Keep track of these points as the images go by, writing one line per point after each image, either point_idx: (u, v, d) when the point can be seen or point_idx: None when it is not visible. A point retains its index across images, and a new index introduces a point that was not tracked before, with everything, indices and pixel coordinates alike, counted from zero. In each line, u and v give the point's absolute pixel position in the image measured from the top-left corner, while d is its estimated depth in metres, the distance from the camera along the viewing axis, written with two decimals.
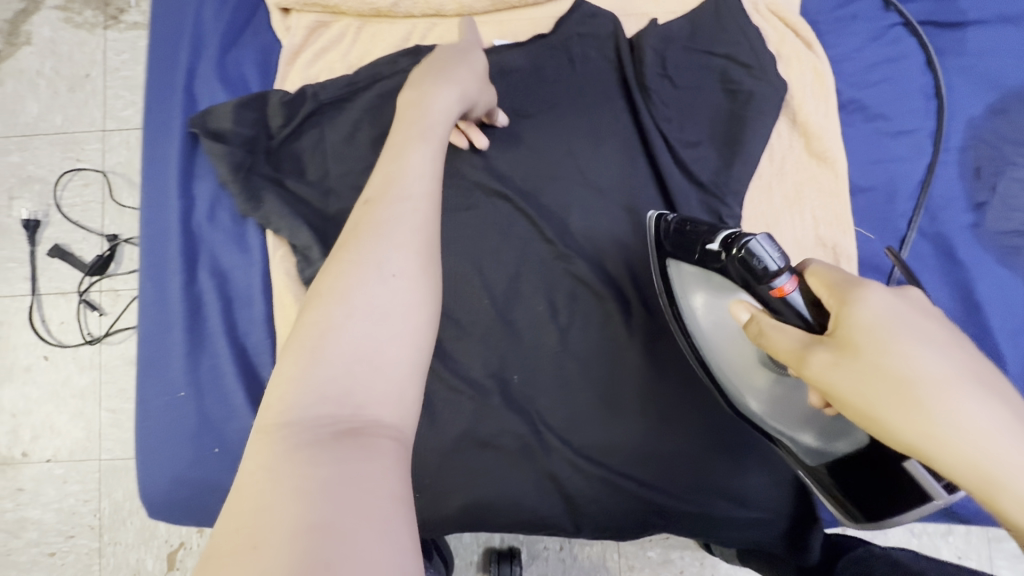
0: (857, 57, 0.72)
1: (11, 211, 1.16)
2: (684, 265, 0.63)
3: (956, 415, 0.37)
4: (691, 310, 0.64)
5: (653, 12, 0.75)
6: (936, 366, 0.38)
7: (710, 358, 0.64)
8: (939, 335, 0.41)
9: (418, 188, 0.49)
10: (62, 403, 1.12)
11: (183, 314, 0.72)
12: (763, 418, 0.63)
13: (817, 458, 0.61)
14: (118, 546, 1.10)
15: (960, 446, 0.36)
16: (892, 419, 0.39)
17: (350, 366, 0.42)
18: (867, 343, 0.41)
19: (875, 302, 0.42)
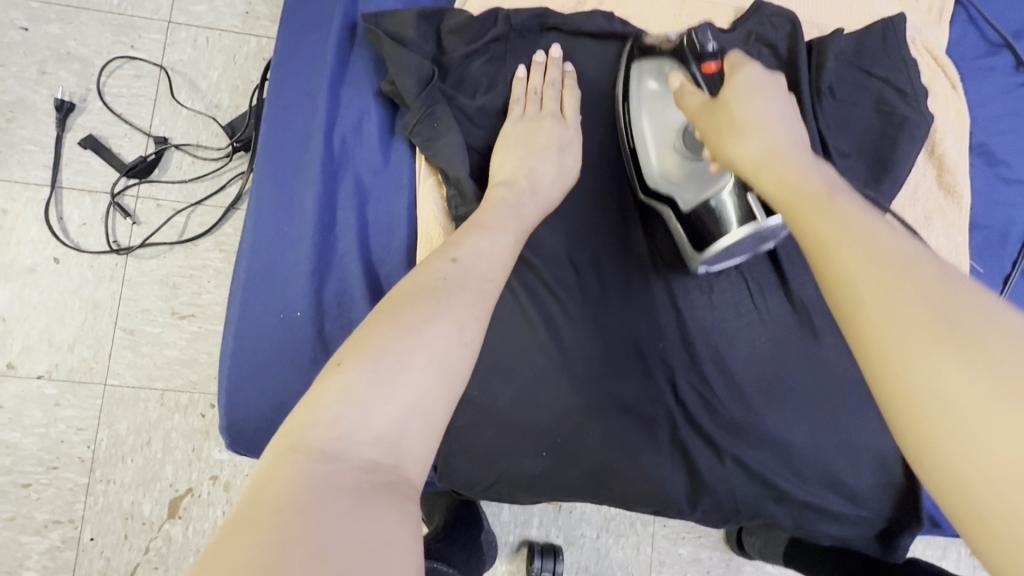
0: (989, 107, 0.79)
1: (40, 86, 1.01)
2: (646, 60, 0.69)
3: (762, 134, 0.49)
4: (641, 91, 0.68)
5: (822, 22, 0.78)
6: (765, 110, 0.51)
7: (636, 132, 0.68)
8: (779, 105, 0.52)
9: (497, 274, 0.52)
10: (68, 314, 0.98)
11: (315, 228, 0.65)
12: (660, 176, 0.66)
13: (693, 205, 0.64)
14: (111, 485, 0.96)
15: (756, 146, 0.48)
16: (726, 140, 0.51)
17: (406, 416, 0.41)
18: (734, 92, 0.53)
19: (751, 71, 0.54)
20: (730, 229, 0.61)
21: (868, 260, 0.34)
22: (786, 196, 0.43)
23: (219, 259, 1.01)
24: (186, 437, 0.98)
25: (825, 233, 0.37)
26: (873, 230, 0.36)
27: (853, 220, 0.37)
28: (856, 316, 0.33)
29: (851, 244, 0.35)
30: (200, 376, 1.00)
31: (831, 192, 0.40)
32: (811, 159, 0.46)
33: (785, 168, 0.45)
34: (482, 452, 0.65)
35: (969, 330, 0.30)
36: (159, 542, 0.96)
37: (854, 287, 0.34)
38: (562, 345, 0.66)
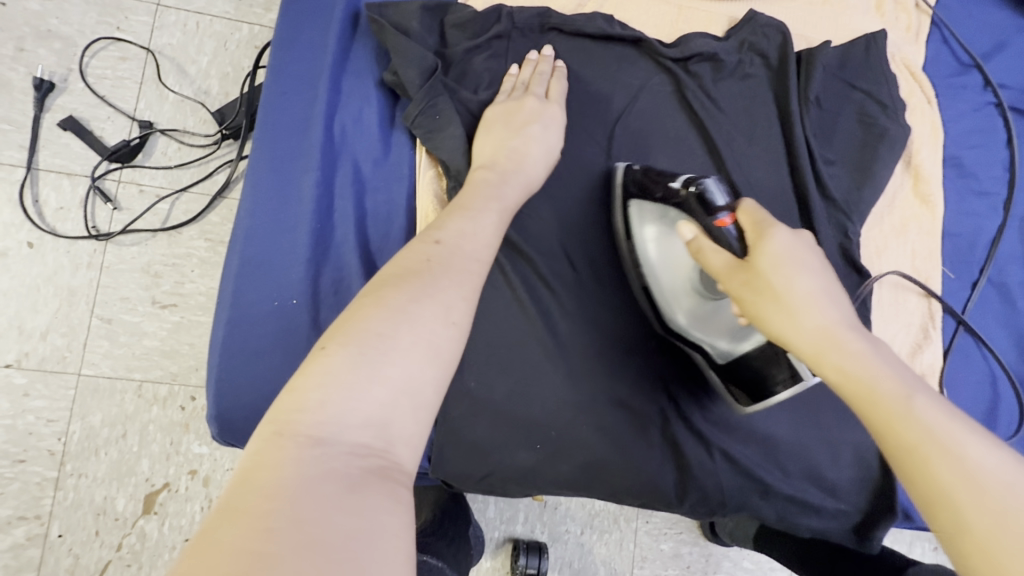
0: (961, 122, 0.83)
1: (17, 64, 0.97)
2: (646, 203, 0.67)
3: (813, 318, 0.46)
4: (644, 242, 0.67)
5: (809, 36, 0.82)
6: (805, 285, 0.47)
7: (649, 282, 0.67)
8: (816, 265, 0.49)
9: (484, 253, 0.52)
10: (41, 301, 0.94)
11: (313, 215, 0.65)
12: (686, 329, 0.66)
13: (729, 356, 0.64)
14: (83, 479, 0.92)
15: (810, 333, 0.45)
16: (769, 317, 0.48)
17: (394, 398, 0.41)
18: (768, 266, 0.48)
19: (782, 239, 0.50)
20: (780, 389, 0.61)
21: (961, 483, 0.36)
22: (858, 399, 0.42)
23: (204, 248, 0.99)
24: (164, 430, 0.95)
25: (915, 442, 0.38)
26: (962, 446, 0.37)
27: (941, 437, 0.38)
28: (959, 532, 0.35)
29: (950, 472, 0.36)
30: (180, 367, 0.97)
31: (908, 394, 0.40)
32: (873, 341, 0.44)
33: (848, 359, 0.43)
34: (476, 443, 0.65)
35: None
36: (132, 539, 0.92)
37: (960, 517, 0.35)
38: (557, 338, 0.67)
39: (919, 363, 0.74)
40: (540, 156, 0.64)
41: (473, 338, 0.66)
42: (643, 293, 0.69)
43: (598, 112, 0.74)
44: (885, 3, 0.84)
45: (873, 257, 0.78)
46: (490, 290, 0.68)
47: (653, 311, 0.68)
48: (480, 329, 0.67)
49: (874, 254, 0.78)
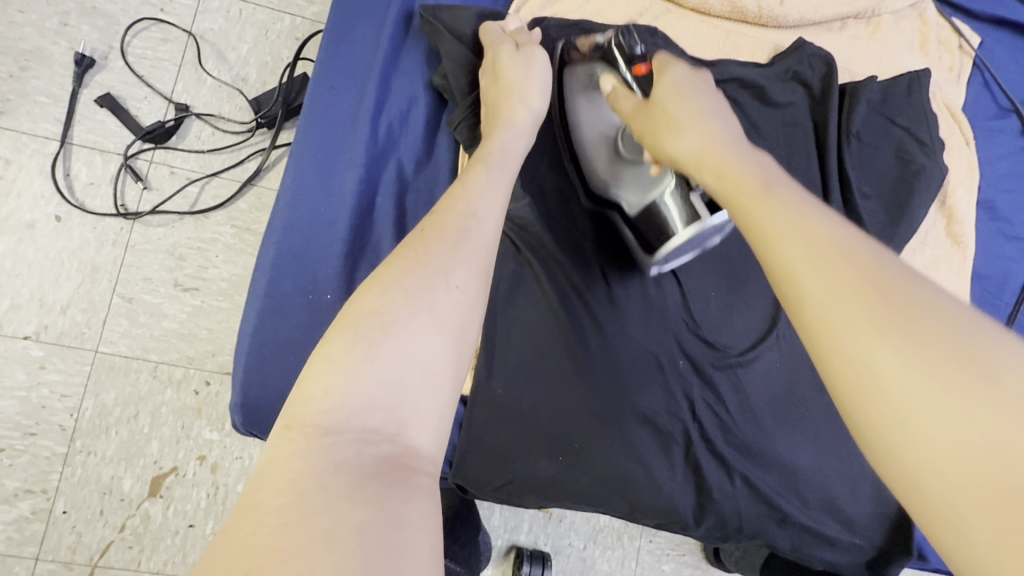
0: (997, 166, 0.84)
1: (59, 38, 0.97)
2: (575, 67, 0.70)
3: (702, 129, 0.47)
4: (574, 101, 0.70)
5: (853, 69, 0.82)
6: (697, 105, 0.49)
7: (575, 137, 0.70)
8: (711, 101, 0.50)
9: (482, 209, 0.51)
10: (64, 275, 0.94)
11: (352, 211, 0.66)
12: (605, 186, 0.69)
13: (639, 210, 0.66)
14: (91, 457, 0.92)
15: (694, 143, 0.46)
16: (661, 137, 0.50)
17: (402, 375, 0.40)
18: (664, 93, 0.52)
19: (678, 72, 0.53)
20: (678, 232, 0.63)
21: (804, 246, 0.35)
22: (724, 189, 0.42)
23: (230, 235, 0.99)
24: (176, 414, 0.95)
25: (765, 224, 0.37)
26: (814, 217, 0.36)
27: (792, 214, 0.37)
28: (800, 303, 0.34)
29: (791, 236, 0.35)
30: (197, 352, 0.96)
31: (767, 183, 0.40)
32: (752, 147, 0.46)
33: (724, 163, 0.43)
34: (497, 451, 0.65)
35: (906, 318, 0.30)
36: (136, 520, 0.92)
37: (799, 279, 0.34)
38: (586, 350, 0.67)
39: None
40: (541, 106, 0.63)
41: (504, 340, 0.66)
42: (570, 155, 0.72)
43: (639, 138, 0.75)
44: (929, 42, 0.85)
45: None
46: (520, 298, 0.68)
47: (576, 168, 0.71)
48: (511, 334, 0.67)
49: None
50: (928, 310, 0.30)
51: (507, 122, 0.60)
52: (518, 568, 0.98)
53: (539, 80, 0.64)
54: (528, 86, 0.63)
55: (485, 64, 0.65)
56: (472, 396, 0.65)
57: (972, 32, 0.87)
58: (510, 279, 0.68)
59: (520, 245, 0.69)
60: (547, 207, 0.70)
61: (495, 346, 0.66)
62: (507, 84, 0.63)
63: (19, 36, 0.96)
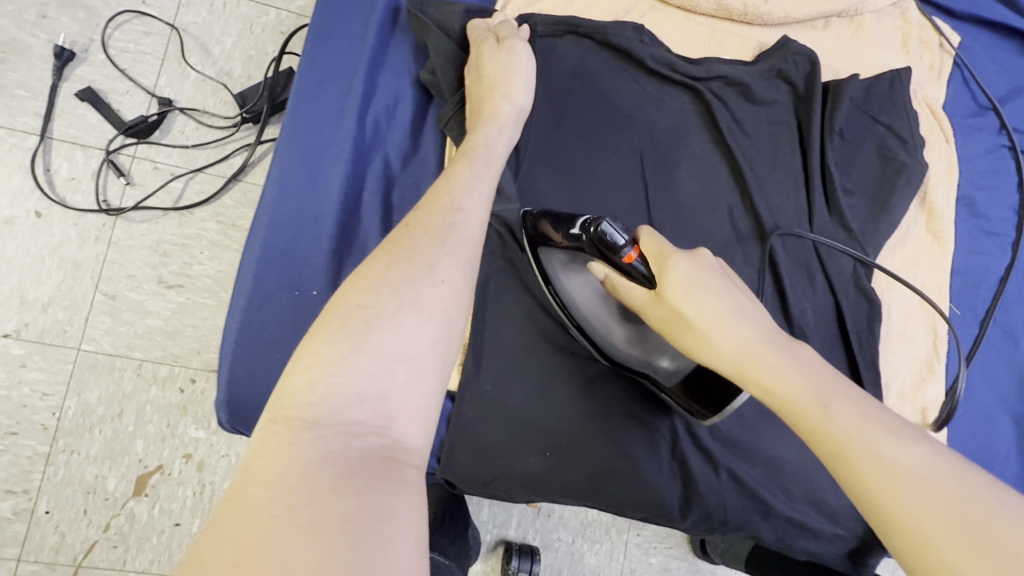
0: (976, 163, 0.85)
1: (38, 30, 0.95)
2: (555, 251, 0.64)
3: (732, 344, 0.47)
4: (566, 289, 0.64)
5: (837, 67, 0.83)
6: (719, 311, 0.48)
7: (580, 320, 0.64)
8: (725, 297, 0.49)
9: (468, 204, 0.51)
10: (45, 272, 0.93)
11: (339, 207, 0.65)
12: (634, 361, 0.64)
13: (678, 379, 0.62)
14: (74, 457, 0.91)
15: (729, 358, 0.47)
16: (693, 349, 0.49)
17: (388, 366, 0.40)
18: (679, 296, 0.51)
19: (682, 267, 0.52)
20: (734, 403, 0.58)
21: (883, 481, 0.35)
22: (780, 412, 0.43)
23: (215, 231, 0.98)
24: (161, 412, 0.94)
25: (835, 449, 0.38)
26: (879, 440, 0.37)
27: (859, 441, 0.37)
28: (900, 540, 0.34)
29: (868, 467, 0.36)
30: (182, 349, 0.95)
31: (820, 400, 0.40)
32: (788, 347, 0.45)
33: (769, 373, 0.44)
34: (485, 448, 0.65)
35: (1002, 553, 0.31)
36: (121, 519, 0.91)
37: (891, 513, 0.35)
38: (574, 348, 0.68)
39: (919, 397, 0.75)
40: (524, 102, 0.63)
41: (492, 337, 0.67)
42: (578, 334, 0.66)
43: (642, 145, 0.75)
44: (910, 40, 0.86)
45: (885, 288, 0.78)
46: (508, 295, 0.68)
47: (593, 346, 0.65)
48: (500, 332, 0.67)
49: (887, 285, 0.78)
50: (1021, 544, 0.32)
51: (490, 121, 0.60)
52: (507, 563, 0.98)
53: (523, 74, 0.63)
54: (511, 82, 0.62)
55: (469, 62, 0.65)
56: (460, 392, 0.65)
57: (951, 32, 0.88)
58: (498, 275, 0.69)
59: (508, 241, 0.69)
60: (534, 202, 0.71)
61: (483, 342, 0.67)
62: (491, 82, 0.63)
63: None
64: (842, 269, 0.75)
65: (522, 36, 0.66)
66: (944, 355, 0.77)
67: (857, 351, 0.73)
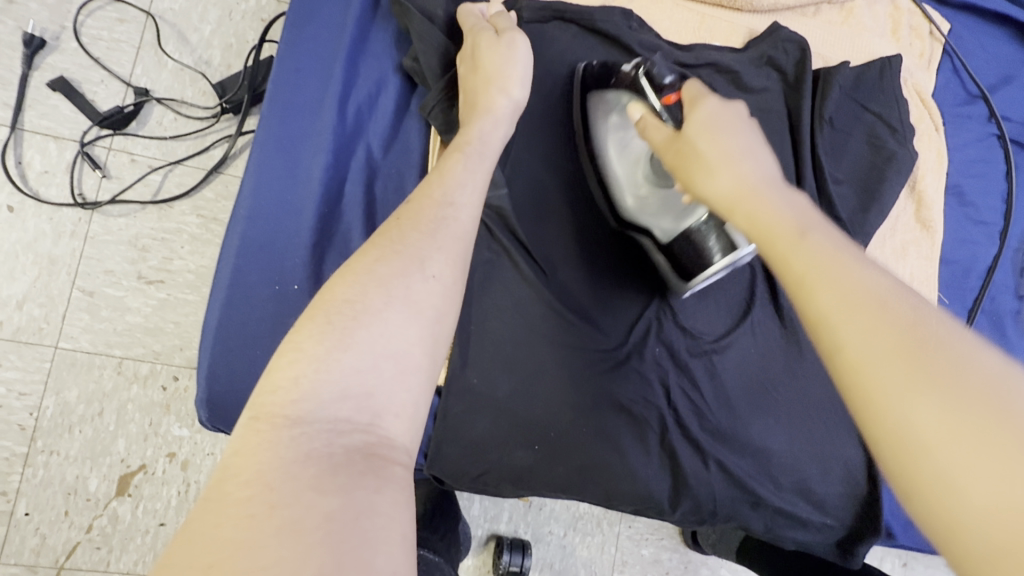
0: (965, 151, 0.85)
1: (5, 17, 0.92)
2: (598, 93, 0.69)
3: (733, 168, 0.45)
4: (602, 128, 0.68)
5: (827, 54, 0.82)
6: (731, 141, 0.47)
7: (601, 164, 0.69)
8: (741, 137, 0.47)
9: (459, 197, 0.49)
10: (19, 269, 0.90)
11: (320, 198, 0.64)
12: (636, 214, 0.67)
13: (672, 235, 0.65)
14: (54, 457, 0.89)
15: (722, 179, 0.44)
16: (691, 173, 0.47)
17: (374, 363, 0.39)
18: (695, 130, 0.49)
19: (710, 107, 0.50)
20: (716, 260, 0.62)
21: (844, 294, 0.34)
22: (757, 236, 0.40)
23: (196, 225, 0.95)
24: (143, 410, 0.92)
25: (805, 270, 0.36)
26: (853, 268, 0.35)
27: (833, 265, 0.35)
28: (841, 355, 0.32)
29: (831, 285, 0.34)
30: (164, 346, 0.93)
31: (802, 228, 0.38)
32: (786, 189, 0.43)
33: (760, 203, 0.41)
34: (473, 441, 0.64)
35: (947, 378, 0.29)
36: (104, 520, 0.89)
37: (837, 325, 0.33)
38: (562, 337, 0.67)
39: None
40: (521, 95, 0.61)
41: (480, 329, 0.65)
42: (598, 184, 0.70)
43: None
44: (901, 28, 0.86)
45: None
46: (498, 285, 0.67)
47: (608, 196, 0.69)
48: (488, 324, 0.66)
49: None
50: (973, 372, 0.29)
51: (485, 114, 0.58)
52: (498, 557, 0.98)
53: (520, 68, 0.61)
54: (506, 75, 0.60)
55: (464, 51, 0.63)
56: (447, 387, 0.64)
57: (942, 19, 0.88)
58: (485, 267, 0.67)
59: (497, 233, 0.68)
60: (522, 194, 0.69)
61: (472, 335, 0.65)
62: (485, 74, 0.60)
63: None
64: None
65: (517, 26, 0.64)
66: None
67: None
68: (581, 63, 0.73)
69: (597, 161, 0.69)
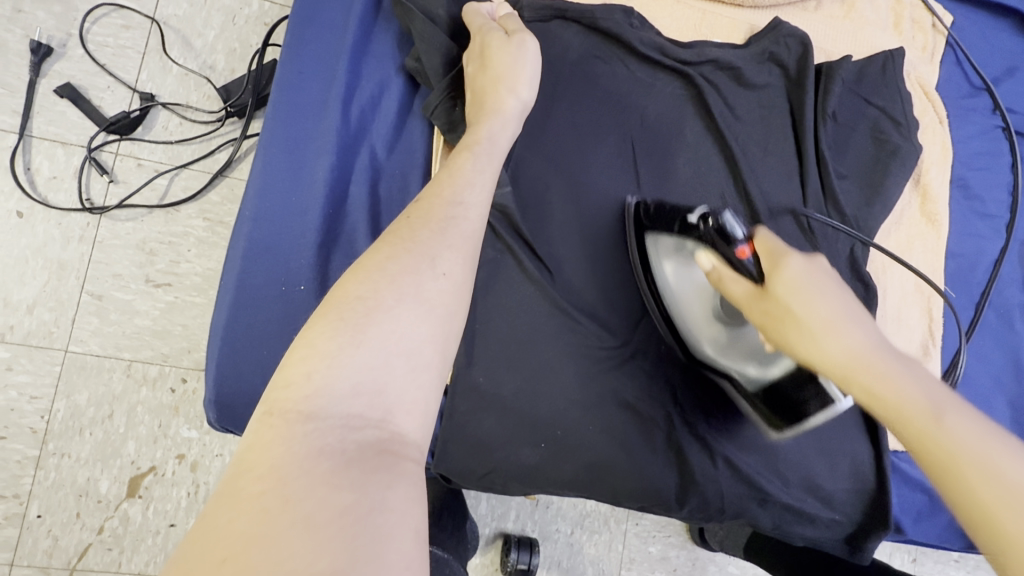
0: (969, 144, 0.85)
1: (12, 25, 0.93)
2: (661, 236, 0.67)
3: (840, 342, 0.45)
4: (662, 275, 0.67)
5: (829, 49, 0.82)
6: (829, 308, 0.46)
7: (669, 304, 0.67)
8: (836, 298, 0.47)
9: (469, 198, 0.50)
10: (29, 273, 0.91)
11: (325, 199, 0.64)
12: (714, 359, 0.66)
13: (758, 384, 0.63)
14: (65, 459, 0.90)
15: (832, 348, 0.45)
16: (790, 339, 0.47)
17: (386, 361, 0.39)
18: (786, 292, 0.48)
19: (796, 266, 0.49)
20: (814, 412, 0.58)
21: (1003, 498, 0.34)
22: (884, 415, 0.41)
23: (202, 228, 0.96)
24: (152, 413, 0.93)
25: (950, 461, 0.36)
26: (1003, 459, 0.35)
27: (979, 458, 0.35)
28: (1011, 559, 0.33)
29: (987, 485, 0.35)
30: (172, 348, 0.94)
31: (935, 410, 0.38)
32: (900, 357, 0.43)
33: (876, 379, 0.42)
34: (480, 440, 0.65)
35: None
36: (115, 522, 0.90)
37: (1001, 530, 0.33)
38: (570, 336, 0.67)
39: None
40: (529, 97, 0.61)
41: (485, 327, 0.66)
42: (664, 325, 0.69)
43: (631, 131, 0.74)
44: (903, 21, 0.85)
45: (880, 272, 0.77)
46: (503, 283, 0.67)
47: (678, 339, 0.68)
48: (493, 322, 0.66)
49: (882, 269, 0.77)
50: None
51: (494, 114, 0.59)
52: (506, 555, 0.98)
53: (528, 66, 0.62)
54: (515, 74, 0.60)
55: (473, 48, 0.63)
56: (453, 384, 0.65)
57: (945, 12, 0.87)
58: (489, 266, 0.68)
59: (501, 231, 0.68)
60: (524, 192, 0.70)
61: (477, 333, 0.66)
62: (493, 73, 0.61)
63: None
64: (839, 253, 0.74)
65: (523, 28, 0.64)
66: (940, 339, 0.77)
67: None
68: (632, 198, 0.72)
69: (663, 305, 0.68)
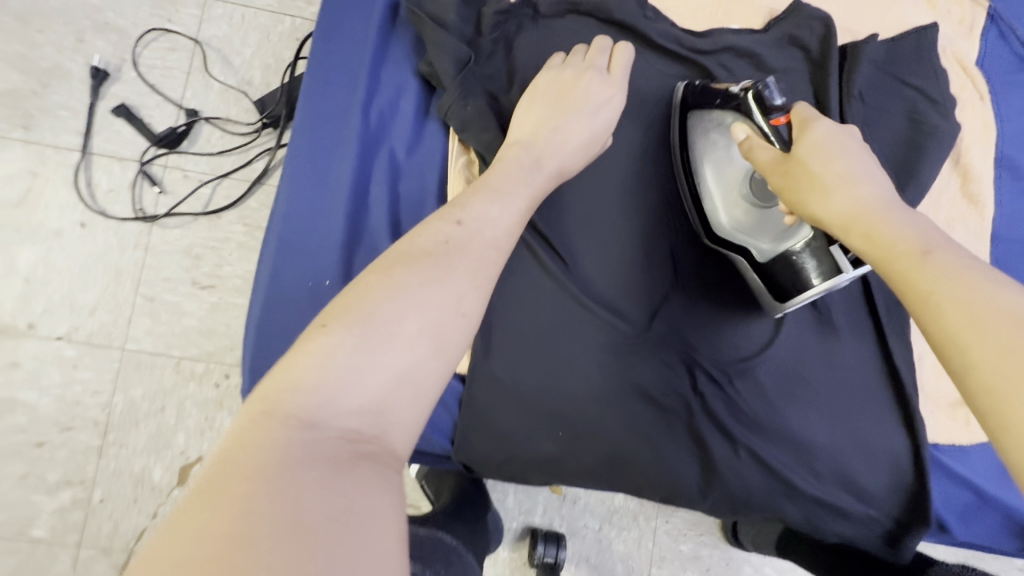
0: (1016, 120, 0.80)
1: (76, 55, 1.02)
2: (704, 112, 0.69)
3: (851, 195, 0.46)
4: (700, 146, 0.69)
5: (856, 28, 0.79)
6: (847, 166, 0.48)
7: (699, 179, 0.69)
8: (857, 162, 0.49)
9: (504, 240, 0.52)
10: (91, 279, 0.99)
11: (348, 198, 0.67)
12: (731, 233, 0.67)
13: (770, 256, 0.65)
14: (124, 449, 0.97)
15: (838, 200, 0.47)
16: (803, 197, 0.49)
17: (392, 384, 0.40)
18: (806, 153, 0.50)
19: (823, 130, 0.51)
20: (814, 283, 0.61)
21: (973, 312, 0.35)
22: (878, 255, 0.43)
23: (242, 233, 1.02)
24: (200, 406, 0.99)
25: (928, 288, 0.38)
26: (986, 285, 0.36)
27: (957, 281, 0.37)
28: (969, 366, 0.34)
29: (956, 300, 0.36)
30: (216, 346, 1.00)
31: (925, 248, 0.40)
32: (906, 212, 0.44)
33: (878, 226, 0.44)
34: (500, 428, 0.66)
35: None
36: (168, 508, 0.96)
37: (961, 341, 0.35)
38: (592, 330, 0.68)
39: None
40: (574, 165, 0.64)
41: (504, 319, 0.67)
42: (692, 200, 0.70)
43: (650, 133, 0.74)
44: None
45: None
46: (519, 276, 0.69)
47: (700, 214, 0.70)
48: (512, 313, 0.68)
49: None
50: None
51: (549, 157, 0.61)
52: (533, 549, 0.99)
53: (590, 133, 0.65)
54: (571, 139, 0.63)
55: (562, 90, 0.66)
56: (471, 374, 0.66)
57: None
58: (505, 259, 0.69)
59: None
60: None
61: (494, 325, 0.67)
62: (557, 128, 0.63)
63: (39, 55, 1.01)
64: None
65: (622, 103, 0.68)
66: None
67: (884, 321, 0.71)
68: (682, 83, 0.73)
69: (692, 175, 0.70)
